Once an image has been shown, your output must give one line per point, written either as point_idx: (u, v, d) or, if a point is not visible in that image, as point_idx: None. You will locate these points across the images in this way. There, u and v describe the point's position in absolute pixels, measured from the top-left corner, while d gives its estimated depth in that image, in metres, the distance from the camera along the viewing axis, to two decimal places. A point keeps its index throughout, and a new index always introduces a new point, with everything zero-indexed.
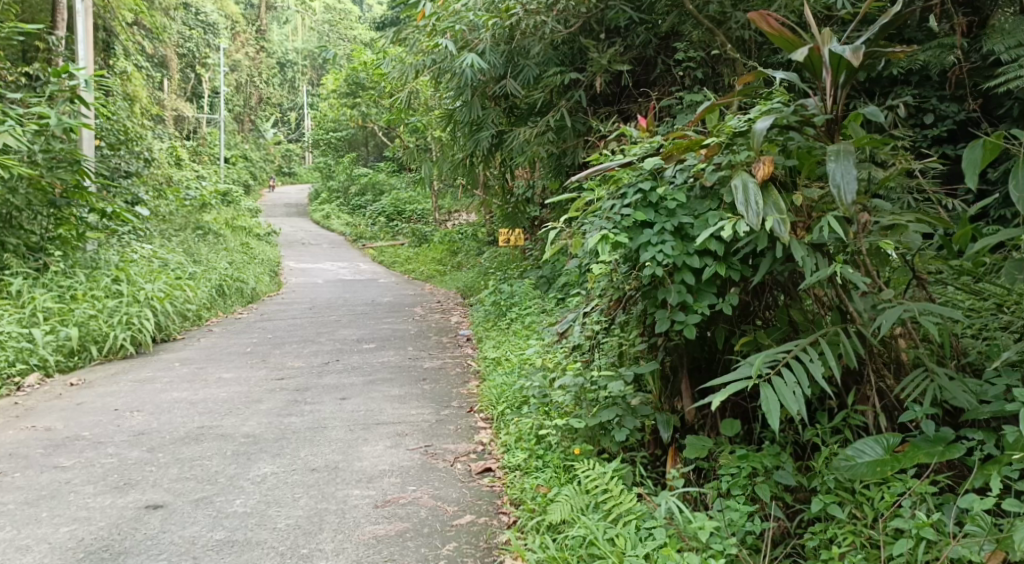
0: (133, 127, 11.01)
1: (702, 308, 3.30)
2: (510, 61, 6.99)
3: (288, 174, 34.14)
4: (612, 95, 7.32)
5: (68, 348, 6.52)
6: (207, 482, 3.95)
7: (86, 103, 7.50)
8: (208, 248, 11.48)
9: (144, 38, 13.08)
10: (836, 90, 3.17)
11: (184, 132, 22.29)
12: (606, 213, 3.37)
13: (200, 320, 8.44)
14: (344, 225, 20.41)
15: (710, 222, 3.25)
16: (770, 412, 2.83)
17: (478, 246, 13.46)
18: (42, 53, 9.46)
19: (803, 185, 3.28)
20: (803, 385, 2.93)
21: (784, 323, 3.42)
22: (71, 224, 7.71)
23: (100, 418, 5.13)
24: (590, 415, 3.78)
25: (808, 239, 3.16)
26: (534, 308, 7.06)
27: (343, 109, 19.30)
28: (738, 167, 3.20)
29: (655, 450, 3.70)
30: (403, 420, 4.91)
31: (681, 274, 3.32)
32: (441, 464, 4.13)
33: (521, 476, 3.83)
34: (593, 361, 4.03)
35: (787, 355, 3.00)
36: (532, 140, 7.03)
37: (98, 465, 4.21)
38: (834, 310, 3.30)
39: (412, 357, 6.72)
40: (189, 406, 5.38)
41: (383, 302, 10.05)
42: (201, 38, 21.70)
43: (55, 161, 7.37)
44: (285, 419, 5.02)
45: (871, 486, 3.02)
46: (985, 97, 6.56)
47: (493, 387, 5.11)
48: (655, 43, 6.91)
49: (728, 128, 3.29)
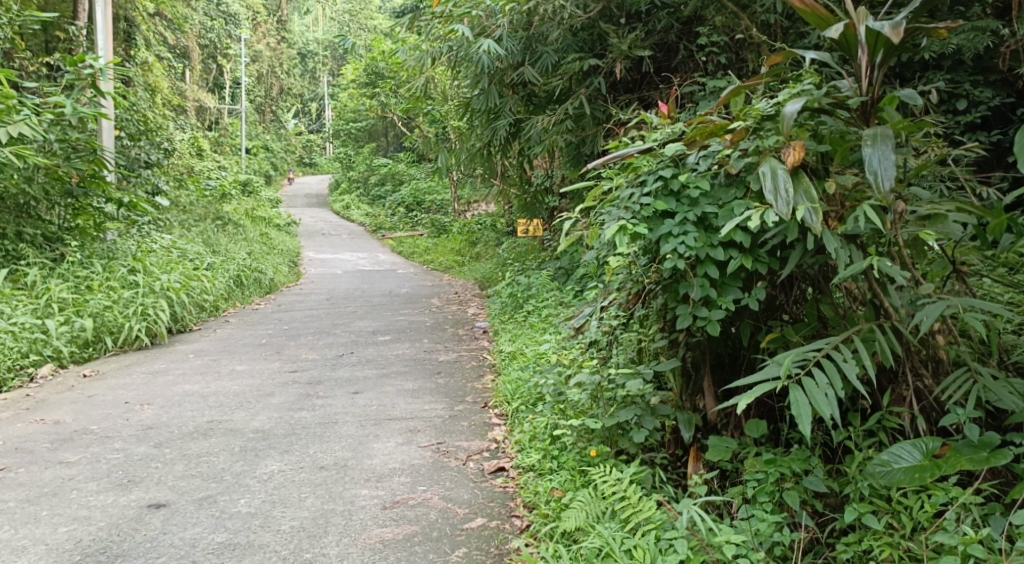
0: (152, 117, 10.96)
1: (727, 303, 3.11)
2: (528, 48, 6.83)
3: (309, 165, 34.20)
4: (633, 81, 7.12)
5: (82, 339, 6.43)
6: (213, 480, 3.83)
7: (103, 93, 7.41)
8: (227, 238, 11.40)
9: (164, 28, 13.02)
10: (872, 71, 3.00)
11: (206, 123, 22.28)
12: (624, 202, 3.18)
13: (217, 311, 8.35)
14: (364, 215, 20.32)
15: (735, 211, 3.06)
16: (800, 416, 2.64)
17: (497, 237, 13.31)
18: (63, 43, 9.42)
19: (836, 173, 3.07)
20: (836, 386, 2.73)
21: (812, 319, 3.24)
22: (88, 214, 7.69)
23: (109, 412, 5.03)
24: (608, 415, 3.61)
25: (842, 230, 2.97)
26: (552, 300, 6.90)
27: (363, 99, 19.20)
28: (766, 153, 3.02)
29: (675, 451, 3.54)
30: (416, 415, 4.77)
31: (705, 266, 3.13)
32: (453, 463, 3.99)
33: (535, 477, 3.68)
34: (611, 358, 3.86)
35: (818, 354, 2.81)
36: (550, 128, 6.89)
37: (104, 461, 4.10)
38: (868, 305, 3.12)
39: (428, 349, 6.58)
40: (200, 399, 5.27)
41: (401, 293, 9.93)
42: (223, 28, 21.64)
43: (71, 151, 7.29)
44: (296, 413, 4.90)
45: (909, 494, 2.84)
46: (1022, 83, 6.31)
47: (509, 382, 4.97)
48: (677, 28, 6.68)
49: (755, 111, 3.11)
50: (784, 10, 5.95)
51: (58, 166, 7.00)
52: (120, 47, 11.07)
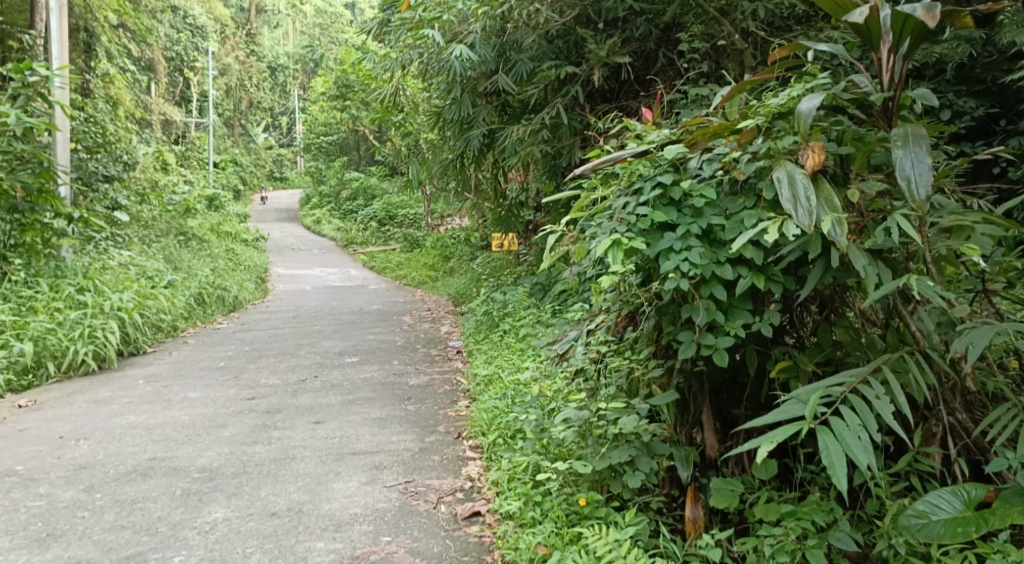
0: (112, 130, 10.41)
1: (737, 328, 2.74)
2: (502, 55, 6.47)
3: (280, 180, 33.55)
4: (611, 90, 6.75)
5: (20, 366, 5.90)
6: (146, 533, 3.46)
7: (52, 102, 6.83)
8: (190, 255, 10.86)
9: (127, 39, 12.45)
10: (897, 64, 2.63)
11: (172, 137, 21.62)
12: (617, 213, 2.79)
13: (175, 331, 7.82)
14: (336, 230, 19.80)
15: (745, 224, 2.69)
16: (833, 468, 2.24)
17: (471, 252, 12.89)
18: (16, 53, 8.83)
19: (858, 178, 2.69)
20: (870, 428, 2.33)
21: (827, 344, 2.86)
22: (37, 231, 7.08)
23: (39, 449, 4.54)
24: (597, 457, 3.20)
25: (869, 244, 2.60)
26: (529, 318, 6.51)
27: (333, 112, 18.78)
28: (779, 156, 2.66)
29: (671, 490, 3.17)
30: (382, 449, 4.33)
31: (710, 287, 2.76)
32: (422, 507, 3.57)
33: (516, 528, 3.24)
34: (600, 390, 3.45)
35: (845, 390, 2.41)
36: (526, 139, 6.42)
37: (23, 511, 3.69)
38: (892, 329, 2.76)
39: (398, 372, 6.13)
40: (144, 433, 4.78)
41: (372, 310, 9.48)
42: (190, 41, 21.06)
43: (18, 164, 6.73)
44: (249, 448, 4.43)
45: (953, 552, 2.51)
46: (1001, 91, 6.09)
47: (484, 411, 4.54)
48: (656, 35, 6.32)
49: (765, 108, 2.74)
50: (767, 16, 5.65)
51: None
52: (79, 58, 10.46)
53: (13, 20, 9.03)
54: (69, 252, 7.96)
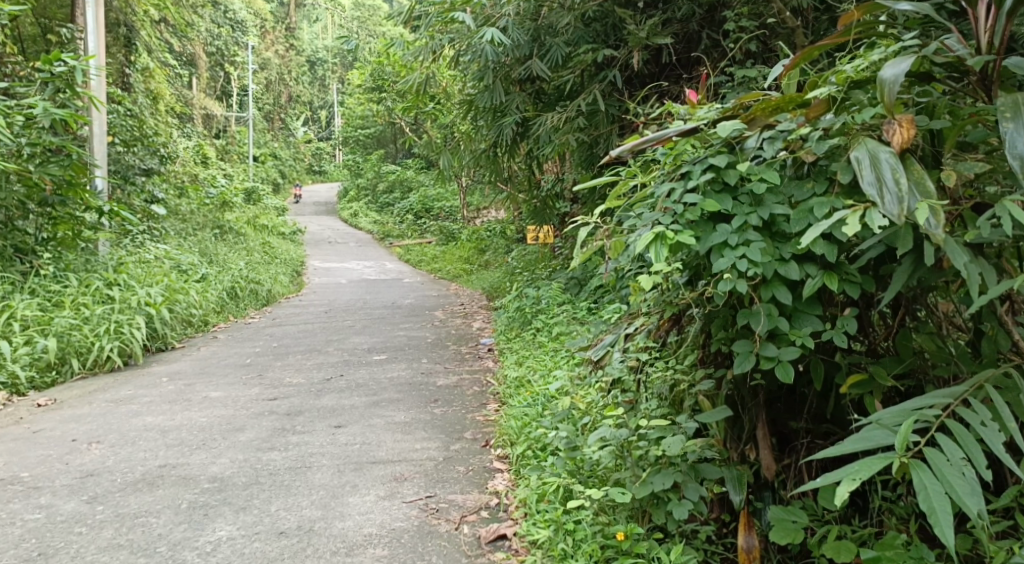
0: (149, 122, 10.19)
1: (803, 337, 2.35)
2: (536, 40, 6.06)
3: (319, 173, 33.56)
4: (650, 75, 6.33)
5: (44, 363, 5.63)
6: (142, 554, 3.17)
7: (84, 94, 6.54)
8: (226, 248, 10.63)
9: (167, 32, 12.22)
10: (997, 22, 2.22)
11: (212, 130, 21.60)
12: (660, 202, 2.42)
13: (205, 326, 7.56)
14: (372, 223, 19.58)
15: (813, 214, 2.31)
16: (934, 515, 1.85)
17: (507, 245, 12.60)
18: (55, 46, 8.57)
19: (951, 159, 2.29)
20: (975, 464, 1.94)
21: (907, 354, 2.46)
22: (68, 224, 6.83)
23: (48, 454, 4.29)
24: (637, 482, 2.85)
25: (969, 238, 2.18)
26: (564, 315, 6.16)
27: (371, 103, 18.57)
28: (857, 133, 2.27)
29: (720, 514, 2.84)
30: (404, 458, 4.00)
31: (772, 288, 2.37)
32: (444, 527, 3.24)
33: (544, 559, 2.90)
34: (640, 403, 3.15)
35: (942, 415, 2.02)
36: (560, 127, 6.04)
37: (18, 525, 3.43)
38: (988, 338, 2.37)
39: (426, 371, 5.80)
40: (159, 436, 4.51)
41: (404, 304, 9.19)
42: (232, 36, 20.74)
43: (49, 156, 6.54)
44: (264, 454, 4.14)
45: None
46: None
47: (513, 418, 4.19)
48: (699, 14, 5.86)
49: (839, 75, 2.35)
50: None
51: (29, 173, 6.20)
52: (119, 53, 10.09)
53: (51, 14, 8.80)
54: (104, 245, 7.75)
